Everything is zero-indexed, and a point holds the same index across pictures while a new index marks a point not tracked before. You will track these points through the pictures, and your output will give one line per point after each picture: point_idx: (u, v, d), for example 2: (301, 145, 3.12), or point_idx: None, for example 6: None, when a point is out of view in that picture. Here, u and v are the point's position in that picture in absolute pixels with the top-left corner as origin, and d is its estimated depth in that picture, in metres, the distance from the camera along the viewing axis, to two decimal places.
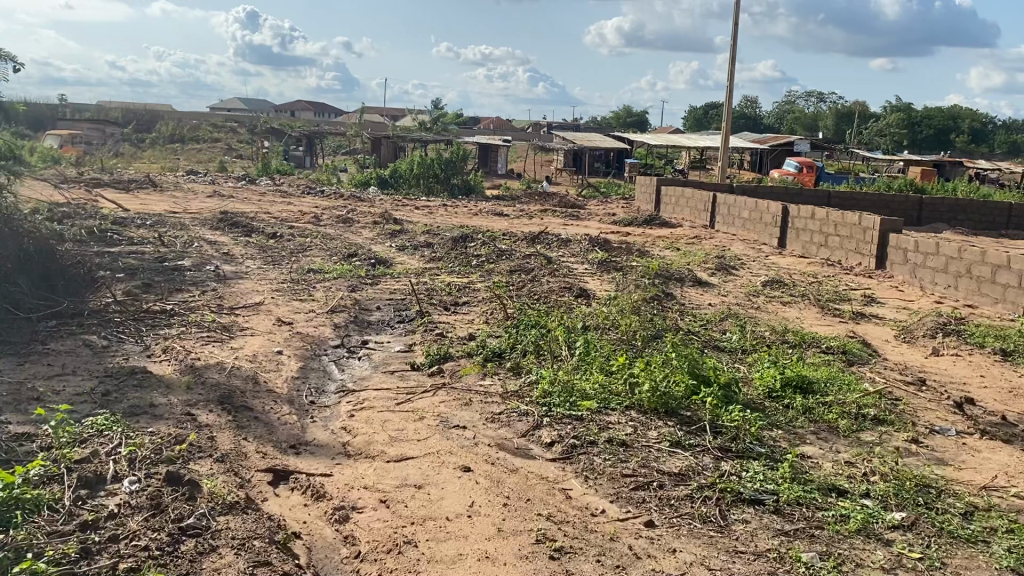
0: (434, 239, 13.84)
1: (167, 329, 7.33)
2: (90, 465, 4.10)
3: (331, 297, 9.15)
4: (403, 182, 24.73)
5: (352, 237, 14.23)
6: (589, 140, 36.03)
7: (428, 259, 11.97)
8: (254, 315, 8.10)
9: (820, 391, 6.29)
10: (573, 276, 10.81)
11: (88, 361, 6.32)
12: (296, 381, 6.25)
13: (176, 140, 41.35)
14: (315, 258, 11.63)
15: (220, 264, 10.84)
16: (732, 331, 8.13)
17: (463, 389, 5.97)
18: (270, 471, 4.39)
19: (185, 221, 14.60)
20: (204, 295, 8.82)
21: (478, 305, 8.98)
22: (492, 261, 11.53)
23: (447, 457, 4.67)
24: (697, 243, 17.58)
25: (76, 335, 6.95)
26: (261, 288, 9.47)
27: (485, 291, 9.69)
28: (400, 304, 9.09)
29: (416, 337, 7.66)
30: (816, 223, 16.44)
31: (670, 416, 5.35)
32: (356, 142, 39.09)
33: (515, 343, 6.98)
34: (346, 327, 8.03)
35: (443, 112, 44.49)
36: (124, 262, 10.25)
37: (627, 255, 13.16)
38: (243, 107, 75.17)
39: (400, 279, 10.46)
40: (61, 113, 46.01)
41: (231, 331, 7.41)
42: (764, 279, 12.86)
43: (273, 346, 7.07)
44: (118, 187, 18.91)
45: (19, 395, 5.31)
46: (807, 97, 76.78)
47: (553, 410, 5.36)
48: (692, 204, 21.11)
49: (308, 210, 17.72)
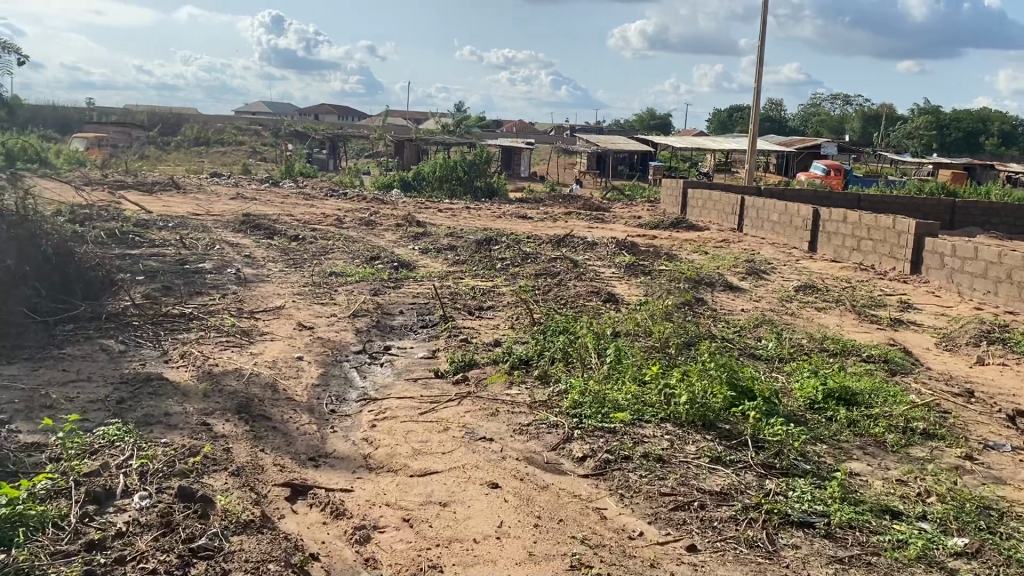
0: (457, 241, 13.63)
1: (185, 334, 7.16)
2: (99, 478, 3.89)
3: (353, 300, 8.95)
4: (426, 184, 24.58)
5: (375, 239, 14.05)
6: (613, 143, 35.73)
7: (451, 262, 11.75)
8: (275, 319, 7.91)
9: (865, 403, 5.97)
10: (600, 280, 10.54)
11: (104, 366, 6.15)
12: (317, 388, 6.03)
13: (201, 143, 41.58)
14: (337, 261, 11.45)
15: (241, 266, 10.68)
16: (768, 339, 7.81)
17: (489, 398, 5.72)
18: (288, 486, 4.16)
19: (207, 223, 14.51)
20: (224, 299, 8.65)
21: (503, 310, 8.74)
22: (517, 265, 11.30)
23: (474, 472, 4.42)
24: (725, 247, 17.24)
25: (93, 339, 6.79)
26: (282, 291, 9.29)
27: (510, 295, 9.44)
28: (424, 308, 8.87)
29: (440, 343, 7.43)
30: (848, 227, 16.03)
31: (708, 430, 5.08)
32: (379, 145, 39.06)
33: (542, 349, 6.72)
34: (368, 332, 7.82)
35: (466, 115, 44.36)
36: (144, 264, 10.13)
37: (655, 258, 12.86)
38: (268, 111, 75.65)
39: (423, 282, 10.25)
40: (88, 117, 46.46)
41: (251, 336, 7.22)
42: (796, 284, 12.51)
43: (293, 352, 6.87)
44: (142, 189, 18.93)
45: (32, 402, 5.14)
46: (833, 100, 75.72)
47: (585, 422, 5.10)
48: (719, 207, 20.75)
49: (330, 212, 17.59)
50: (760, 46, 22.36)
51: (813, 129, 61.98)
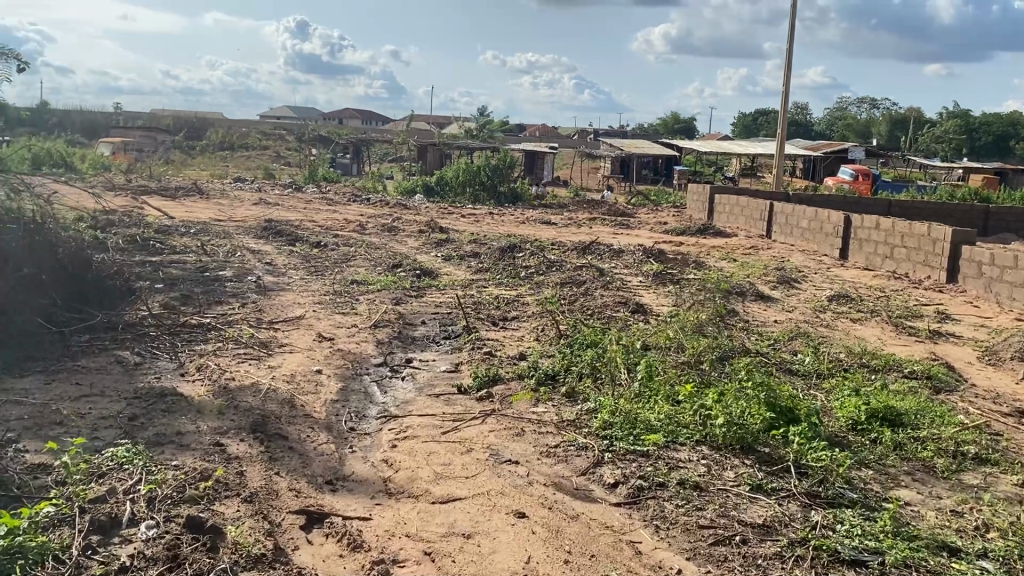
0: (481, 248, 13.41)
1: (202, 346, 6.99)
2: (105, 505, 3.69)
3: (375, 310, 8.75)
4: (449, 190, 24.41)
5: (397, 246, 13.87)
6: (637, 147, 35.42)
7: (474, 270, 11.53)
8: (295, 330, 7.72)
9: (911, 424, 5.64)
10: (627, 289, 10.28)
11: (118, 380, 5.98)
12: (335, 404, 5.82)
13: (225, 148, 41.79)
14: (359, 269, 11.27)
15: (262, 274, 10.53)
16: (804, 354, 7.49)
17: (514, 416, 5.48)
18: (303, 513, 3.94)
19: (229, 229, 14.42)
20: (244, 308, 8.49)
21: (528, 321, 8.49)
22: (541, 273, 11.05)
23: (499, 499, 4.18)
24: (753, 254, 16.88)
25: (109, 351, 6.63)
26: (302, 300, 9.10)
27: (534, 305, 9.19)
28: (447, 318, 8.65)
29: (463, 356, 7.19)
30: (881, 234, 15.63)
31: (747, 454, 4.82)
32: (402, 150, 39.01)
33: (570, 363, 6.46)
34: (390, 343, 7.60)
35: (489, 120, 44.22)
36: (165, 272, 10.00)
37: (683, 267, 12.57)
38: (292, 116, 76.03)
39: (446, 291, 10.03)
40: (115, 122, 46.85)
41: (270, 348, 7.03)
42: (829, 293, 12.15)
43: (312, 364, 6.66)
44: (166, 195, 18.90)
45: (42, 419, 4.97)
46: (860, 104, 74.68)
47: (616, 444, 4.86)
48: (747, 213, 20.37)
49: (353, 218, 17.46)
50: (789, 49, 21.98)
51: (840, 133, 61.18)
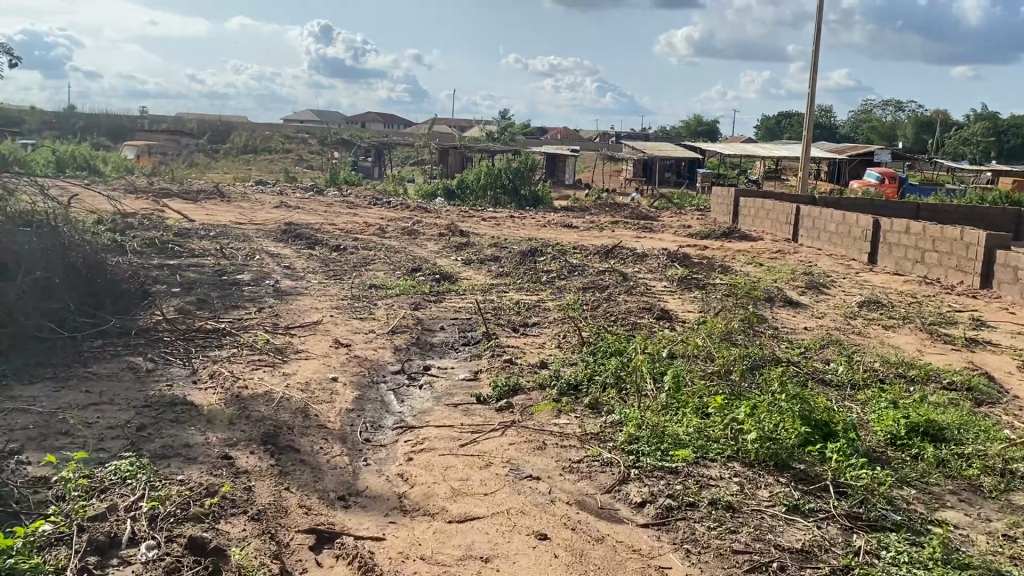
0: (501, 252, 13.20)
1: (217, 352, 6.83)
2: (104, 524, 3.51)
3: (393, 315, 8.56)
4: (470, 193, 24.26)
5: (417, 250, 13.69)
6: (659, 150, 35.09)
7: (494, 275, 11.32)
8: (311, 336, 7.54)
9: (955, 439, 5.34)
10: (651, 294, 10.03)
11: (129, 388, 5.83)
12: (351, 413, 5.61)
13: (248, 151, 41.95)
14: (378, 273, 11.10)
15: (280, 278, 10.39)
16: (838, 363, 7.20)
17: (536, 428, 5.26)
18: (313, 532, 3.74)
19: (249, 232, 14.33)
20: (260, 313, 8.33)
21: (549, 328, 8.26)
22: (563, 277, 10.82)
23: (519, 519, 3.96)
24: (780, 258, 16.54)
25: (122, 358, 6.49)
26: (319, 305, 8.93)
27: (556, 311, 8.96)
28: (466, 324, 8.44)
29: (483, 363, 6.98)
30: (911, 238, 15.24)
31: (781, 472, 4.57)
32: (424, 153, 38.93)
33: (593, 372, 6.23)
34: (408, 350, 7.41)
35: (510, 123, 44.05)
36: (182, 275, 9.89)
37: (708, 271, 12.28)
38: (315, 120, 76.36)
39: (466, 296, 9.82)
40: (140, 126, 47.22)
41: (285, 354, 6.85)
42: (859, 299, 11.82)
43: (328, 372, 6.47)
44: (187, 197, 18.89)
45: (49, 428, 4.82)
46: (885, 107, 73.63)
47: (642, 461, 4.64)
48: (772, 217, 20.01)
49: (373, 221, 17.33)
50: (814, 50, 21.64)
51: (865, 136, 60.40)
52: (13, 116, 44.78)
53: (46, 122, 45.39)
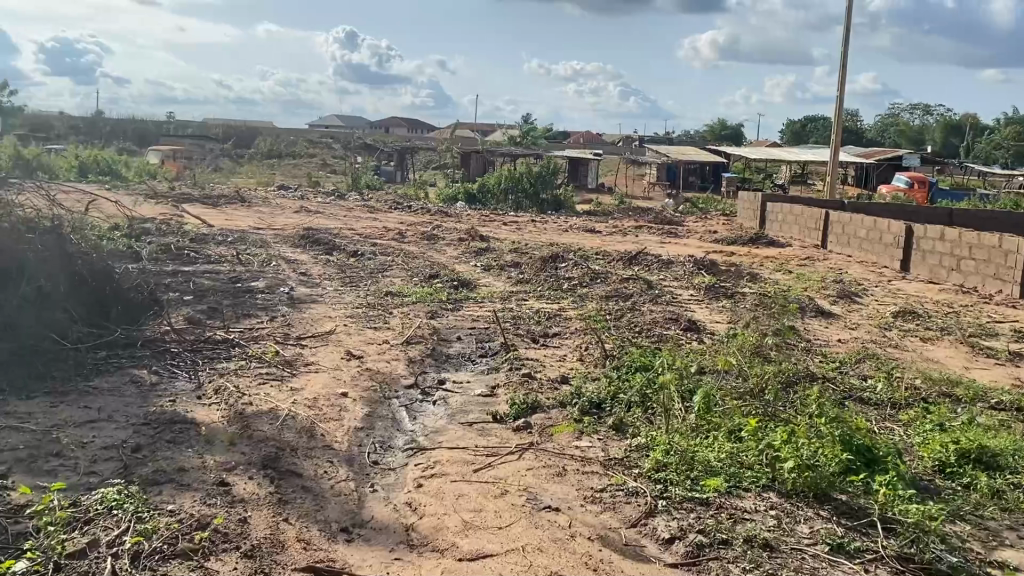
0: (522, 258, 12.88)
1: (224, 364, 6.56)
2: (82, 563, 3.22)
3: (409, 325, 8.26)
4: (492, 197, 23.96)
5: (436, 255, 13.40)
6: (683, 154, 34.62)
7: (514, 282, 10.99)
8: (323, 347, 7.25)
9: (1010, 467, 4.92)
10: (677, 303, 9.66)
11: (129, 404, 5.56)
12: (360, 432, 5.30)
13: (271, 155, 41.99)
14: (395, 279, 10.81)
15: (295, 285, 10.14)
16: (876, 380, 6.79)
17: (556, 451, 4.92)
18: (311, 571, 3.43)
19: (267, 237, 14.12)
20: (272, 322, 8.06)
21: (571, 339, 7.91)
22: (585, 285, 10.47)
23: (536, 557, 3.64)
24: (809, 265, 16.07)
25: (125, 371, 6.23)
26: (333, 313, 8.65)
27: (577, 321, 8.62)
28: (484, 334, 8.11)
29: (500, 377, 6.65)
30: (946, 245, 14.73)
31: (822, 504, 4.20)
32: (446, 157, 38.71)
33: (617, 389, 5.89)
34: (422, 362, 7.09)
35: (533, 126, 43.74)
36: (195, 282, 9.66)
37: (736, 279, 11.87)
38: (339, 124, 76.56)
39: (484, 304, 9.50)
40: (165, 130, 47.51)
41: (294, 367, 6.56)
42: (894, 309, 11.36)
43: (338, 386, 6.17)
44: (207, 202, 18.77)
45: (39, 448, 4.55)
46: (913, 110, 72.46)
47: (670, 491, 4.30)
48: (801, 222, 19.52)
49: (393, 226, 17.09)
50: (843, 52, 21.15)
51: (893, 140, 59.43)
52: (41, 120, 45.22)
53: (73, 126, 45.78)
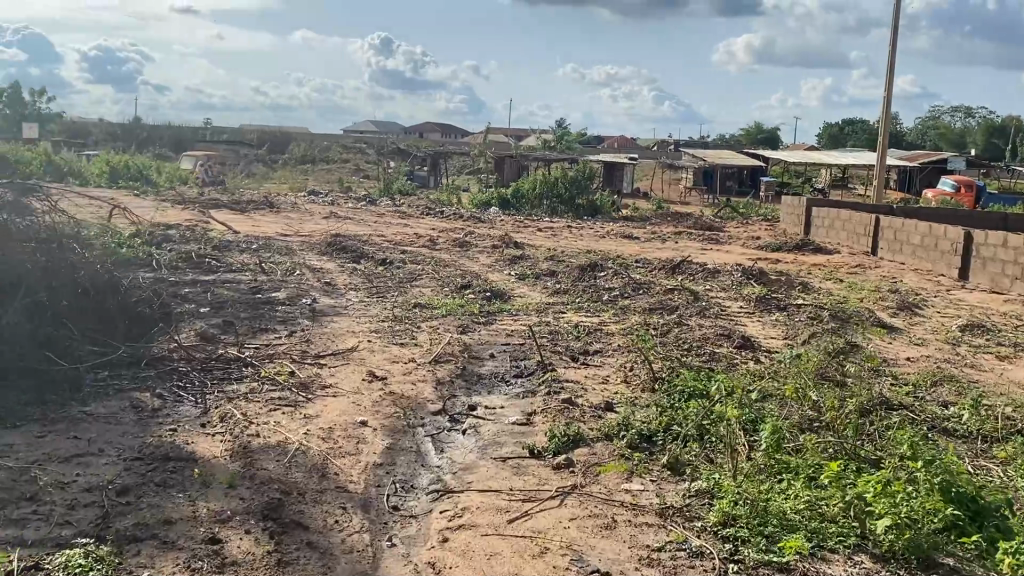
0: (558, 266, 12.22)
1: (234, 387, 5.99)
2: None
3: (438, 341, 7.64)
4: (526, 202, 23.33)
5: (467, 264, 12.78)
6: (721, 158, 33.73)
7: (550, 292, 10.32)
8: (344, 366, 6.66)
9: None
10: (726, 316, 8.93)
11: (124, 433, 4.99)
12: (379, 469, 4.67)
13: (304, 159, 41.80)
14: (424, 290, 10.21)
15: (318, 295, 9.59)
16: (961, 407, 6.00)
17: (604, 497, 4.25)
18: None
19: (293, 244, 13.62)
20: (291, 337, 7.50)
21: (614, 358, 7.22)
22: (626, 296, 9.77)
23: None
24: (861, 274, 15.20)
25: (125, 394, 5.68)
26: (357, 328, 8.06)
27: (620, 337, 7.93)
28: (519, 352, 7.45)
29: (537, 403, 5.98)
30: (1009, 253, 13.78)
31: (926, 572, 3.50)
32: (479, 162, 38.17)
33: (671, 419, 5.20)
34: (451, 384, 6.46)
35: (566, 131, 43.10)
36: (213, 293, 9.14)
37: (788, 290, 11.08)
38: (372, 129, 76.53)
39: (519, 318, 8.84)
40: (200, 136, 47.66)
41: (310, 390, 5.96)
42: (959, 322, 10.50)
43: (357, 412, 5.55)
44: (235, 208, 18.38)
45: (12, 491, 3.99)
46: (954, 112, 70.50)
47: (742, 554, 3.62)
48: (848, 228, 18.60)
49: (423, 232, 16.54)
50: (891, 51, 20.20)
51: (935, 143, 57.73)
52: (79, 127, 45.60)
53: (110, 132, 46.09)
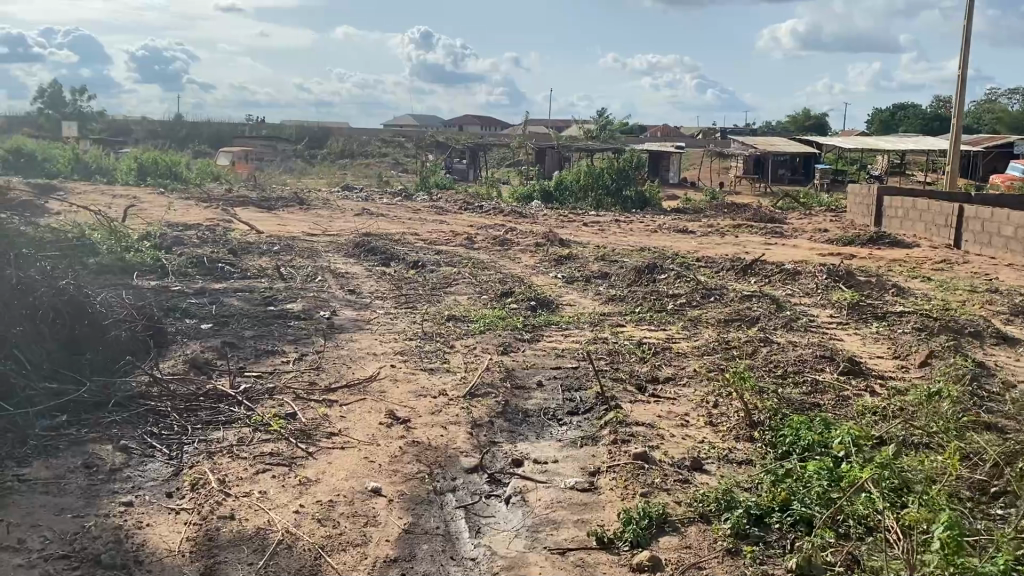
0: (611, 267, 10.86)
1: (220, 437, 4.76)
2: None
3: (475, 367, 6.34)
4: (570, 196, 21.99)
5: (507, 266, 11.48)
6: (773, 145, 31.95)
7: (604, 299, 8.99)
8: (359, 405, 5.40)
9: None
10: (816, 330, 7.49)
11: (63, 510, 3.79)
12: (392, 569, 3.42)
13: (341, 155, 40.87)
14: (460, 299, 8.94)
15: (339, 307, 8.37)
16: None
17: None
18: None
19: (318, 246, 12.44)
20: (299, 363, 6.26)
21: (692, 389, 5.85)
22: (695, 305, 8.37)
23: None
24: (947, 270, 13.55)
25: (80, 449, 4.47)
26: (379, 349, 6.79)
27: (696, 359, 6.55)
28: (573, 380, 6.11)
29: (601, 456, 4.64)
30: None
31: None
32: (519, 154, 36.77)
33: (790, 491, 3.84)
34: (491, 427, 5.16)
35: (609, 120, 41.48)
36: (220, 305, 7.98)
37: (882, 294, 9.54)
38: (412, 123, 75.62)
39: (569, 334, 7.50)
40: (239, 131, 47.08)
41: (314, 441, 4.72)
42: None
43: (368, 475, 4.28)
44: (262, 206, 17.32)
45: None
46: (1011, 95, 66.81)
47: None
48: (926, 218, 16.87)
49: (460, 229, 15.26)
50: (968, 26, 18.45)
51: (993, 128, 54.77)
52: (120, 126, 45.17)
53: (151, 130, 45.67)
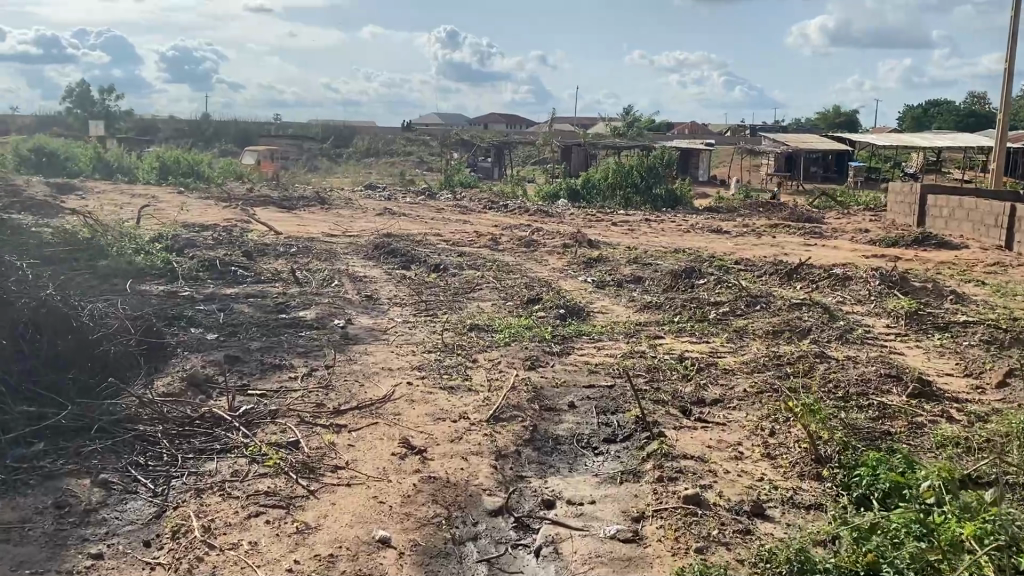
0: (645, 270, 10.22)
1: (212, 470, 4.21)
2: None
3: (499, 385, 5.74)
4: (599, 194, 21.34)
5: (534, 269, 10.87)
6: (806, 143, 31.05)
7: (638, 307, 8.36)
8: (371, 432, 4.82)
9: None
10: (874, 344, 6.79)
11: (21, 563, 3.25)
12: None
13: (365, 154, 40.53)
14: (483, 306, 8.35)
15: (355, 314, 7.82)
16: None
17: None
18: None
19: (337, 247, 11.93)
20: (306, 380, 5.70)
21: (743, 413, 5.21)
22: (739, 314, 7.71)
23: None
24: (1001, 273, 12.73)
25: (53, 485, 3.95)
26: (396, 364, 6.22)
27: (745, 376, 5.90)
28: (609, 402, 5.49)
29: (645, 497, 4.03)
30: None
31: None
32: (545, 152, 36.15)
33: (876, 549, 3.20)
34: (518, 459, 4.56)
35: (637, 118, 40.74)
36: (229, 313, 7.47)
37: (939, 300, 8.80)
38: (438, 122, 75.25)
39: (603, 346, 6.88)
40: (264, 130, 46.88)
41: (316, 476, 4.15)
42: None
43: (375, 521, 3.70)
44: (283, 205, 16.87)
45: None
46: None
47: None
48: (973, 217, 16.01)
49: (484, 230, 14.70)
50: (1015, 17, 17.52)
51: None
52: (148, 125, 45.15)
53: (177, 129, 45.60)
